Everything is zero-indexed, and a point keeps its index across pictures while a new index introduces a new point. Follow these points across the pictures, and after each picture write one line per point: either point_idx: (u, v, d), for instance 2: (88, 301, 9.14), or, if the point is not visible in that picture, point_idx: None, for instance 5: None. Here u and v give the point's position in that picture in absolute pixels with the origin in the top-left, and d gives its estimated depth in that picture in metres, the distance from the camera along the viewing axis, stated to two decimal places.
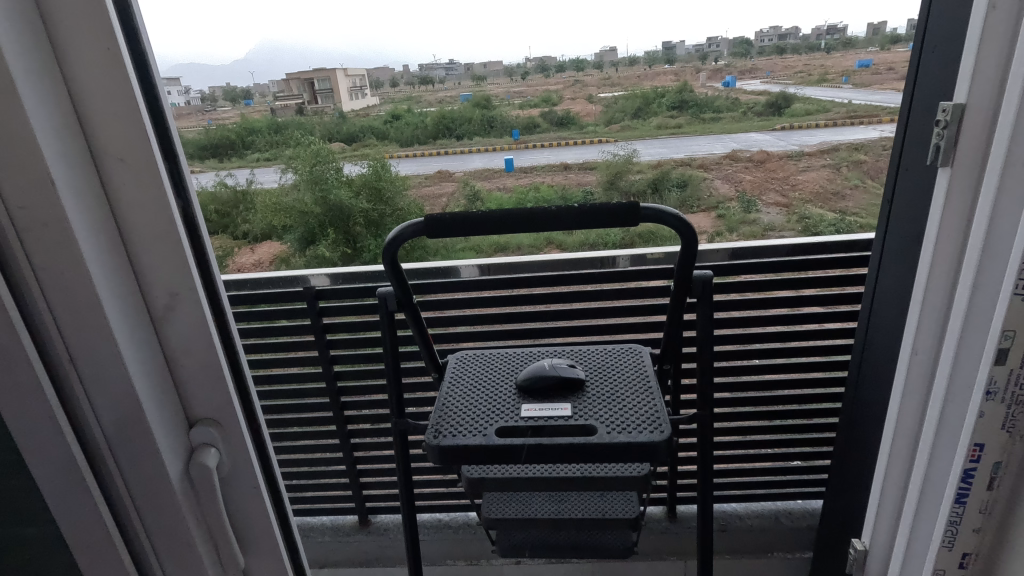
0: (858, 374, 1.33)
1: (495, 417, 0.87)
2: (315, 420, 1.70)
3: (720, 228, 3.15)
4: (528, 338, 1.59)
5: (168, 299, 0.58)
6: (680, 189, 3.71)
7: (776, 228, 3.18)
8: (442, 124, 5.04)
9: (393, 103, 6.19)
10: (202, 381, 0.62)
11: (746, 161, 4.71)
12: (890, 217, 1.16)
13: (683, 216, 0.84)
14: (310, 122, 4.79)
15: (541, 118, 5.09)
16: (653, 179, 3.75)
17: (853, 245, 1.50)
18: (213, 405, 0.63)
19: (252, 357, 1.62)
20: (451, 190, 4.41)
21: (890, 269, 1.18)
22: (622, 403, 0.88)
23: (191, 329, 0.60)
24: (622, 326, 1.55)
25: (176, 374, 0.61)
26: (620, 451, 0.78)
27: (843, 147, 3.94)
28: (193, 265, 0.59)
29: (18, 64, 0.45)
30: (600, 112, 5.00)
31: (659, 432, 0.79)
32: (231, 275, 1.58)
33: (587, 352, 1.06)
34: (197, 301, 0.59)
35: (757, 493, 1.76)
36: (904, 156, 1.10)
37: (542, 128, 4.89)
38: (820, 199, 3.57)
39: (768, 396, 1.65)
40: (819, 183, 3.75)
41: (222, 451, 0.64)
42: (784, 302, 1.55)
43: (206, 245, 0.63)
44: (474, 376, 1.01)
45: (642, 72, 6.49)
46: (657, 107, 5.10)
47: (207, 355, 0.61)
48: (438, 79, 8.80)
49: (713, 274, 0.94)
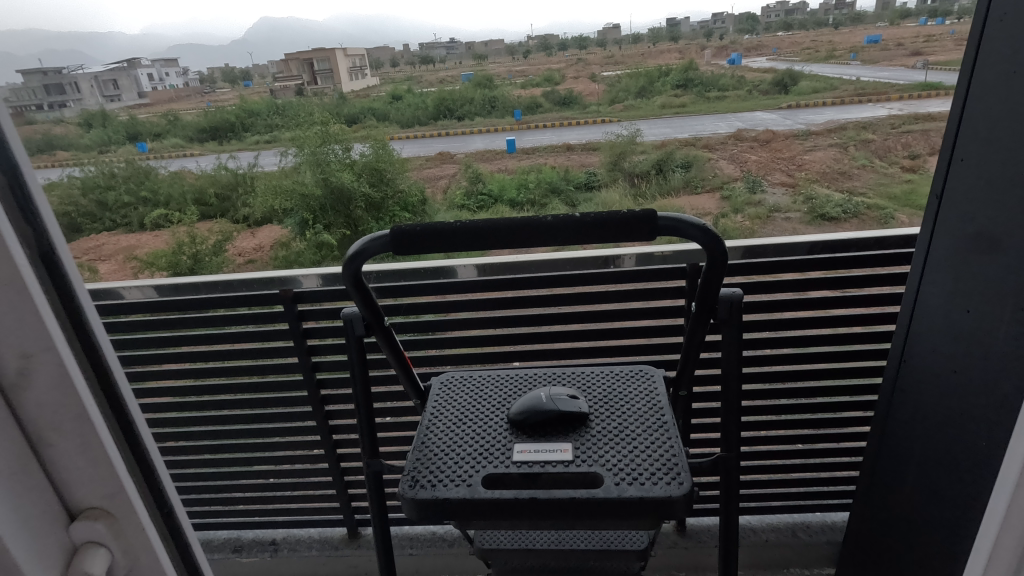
0: (892, 394, 1.24)
1: (485, 460, 0.83)
2: (299, 430, 1.66)
3: (726, 210, 3.12)
4: (517, 343, 1.54)
5: (13, 357, 0.42)
6: (683, 170, 3.68)
7: (782, 209, 3.14)
8: (443, 104, 4.99)
9: (393, 83, 6.19)
10: (79, 465, 0.46)
11: (751, 142, 4.44)
12: (938, 218, 1.09)
13: (707, 226, 0.78)
14: (310, 103, 4.80)
15: (543, 99, 5.07)
16: (657, 159, 3.73)
17: (856, 246, 1.44)
18: (96, 494, 0.47)
19: (234, 365, 1.59)
20: (453, 172, 4.40)
21: (936, 278, 1.11)
22: (633, 447, 0.83)
23: (51, 392, 0.44)
24: (613, 331, 1.51)
25: (39, 456, 0.45)
26: (629, 505, 0.73)
27: (851, 129, 3.90)
28: (41, 307, 0.43)
29: None
30: (602, 91, 4.95)
31: (675, 485, 0.75)
32: (211, 275, 1.52)
33: (597, 381, 1.01)
34: (55, 352, 0.43)
35: (773, 505, 1.73)
36: (957, 150, 1.04)
37: (543, 109, 4.85)
38: (827, 179, 3.49)
39: (781, 402, 1.61)
40: (826, 163, 3.68)
41: (111, 552, 0.48)
42: (788, 305, 1.51)
43: (75, 282, 0.47)
44: (476, 404, 0.98)
45: (646, 49, 6.45)
46: (661, 85, 5.08)
47: (76, 424, 0.45)
48: (439, 58, 8.96)
49: (745, 295, 0.87)
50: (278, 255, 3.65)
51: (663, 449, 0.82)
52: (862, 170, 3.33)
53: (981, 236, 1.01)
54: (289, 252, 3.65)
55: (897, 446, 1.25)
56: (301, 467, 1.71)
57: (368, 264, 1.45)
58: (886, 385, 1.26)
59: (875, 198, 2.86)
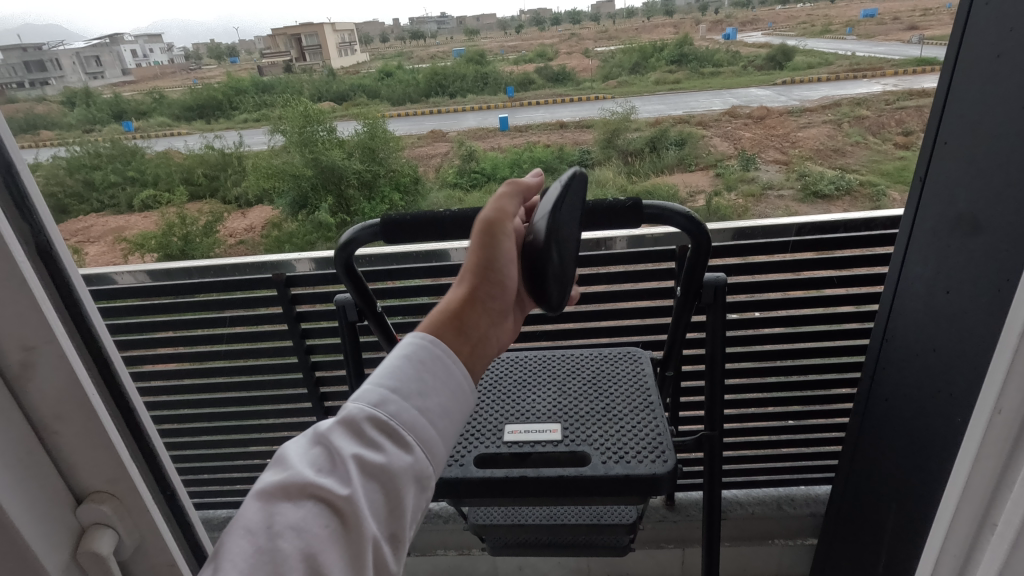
0: (877, 362, 1.68)
1: (485, 438, 1.41)
2: (285, 378, 2.32)
3: (718, 188, 3.26)
4: (541, 318, 2.16)
5: (25, 355, 0.75)
6: (677, 149, 3.65)
7: (774, 186, 3.24)
8: None
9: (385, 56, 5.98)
10: (90, 452, 0.83)
11: (746, 118, 4.05)
12: (920, 205, 1.44)
13: (688, 215, 1.26)
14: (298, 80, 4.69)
15: (535, 73, 4.24)
16: (650, 136, 3.68)
17: (798, 245, 2.02)
18: (110, 478, 0.86)
19: (236, 344, 2.27)
20: (446, 150, 3.95)
21: (893, 326, 1.59)
22: (619, 399, 1.53)
23: (56, 379, 0.78)
24: (633, 294, 2.10)
25: (42, 411, 0.79)
26: (613, 478, 1.27)
27: (846, 104, 3.58)
28: (57, 328, 0.77)
29: (32, 298, 0.75)
30: (596, 66, 4.16)
31: (655, 463, 1.28)
32: (211, 261, 2.17)
33: (603, 354, 1.71)
34: (51, 348, 0.77)
35: (760, 478, 2.40)
36: (942, 132, 1.35)
37: (536, 86, 4.09)
38: (822, 156, 3.42)
39: (782, 380, 2.24)
40: (821, 139, 3.58)
41: (114, 522, 0.87)
42: (786, 283, 2.08)
43: (79, 302, 0.86)
44: (535, 373, 1.66)
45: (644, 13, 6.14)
46: (657, 61, 4.10)
47: (70, 389, 0.79)
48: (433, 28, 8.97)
49: (726, 280, 1.39)
50: (269, 236, 3.62)
51: (648, 415, 1.45)
52: (856, 147, 3.31)
53: (963, 219, 1.32)
54: (279, 232, 3.61)
55: (877, 412, 1.70)
56: (309, 397, 2.34)
57: (338, 265, 1.33)
58: (863, 393, 1.76)
59: (869, 175, 2.87)
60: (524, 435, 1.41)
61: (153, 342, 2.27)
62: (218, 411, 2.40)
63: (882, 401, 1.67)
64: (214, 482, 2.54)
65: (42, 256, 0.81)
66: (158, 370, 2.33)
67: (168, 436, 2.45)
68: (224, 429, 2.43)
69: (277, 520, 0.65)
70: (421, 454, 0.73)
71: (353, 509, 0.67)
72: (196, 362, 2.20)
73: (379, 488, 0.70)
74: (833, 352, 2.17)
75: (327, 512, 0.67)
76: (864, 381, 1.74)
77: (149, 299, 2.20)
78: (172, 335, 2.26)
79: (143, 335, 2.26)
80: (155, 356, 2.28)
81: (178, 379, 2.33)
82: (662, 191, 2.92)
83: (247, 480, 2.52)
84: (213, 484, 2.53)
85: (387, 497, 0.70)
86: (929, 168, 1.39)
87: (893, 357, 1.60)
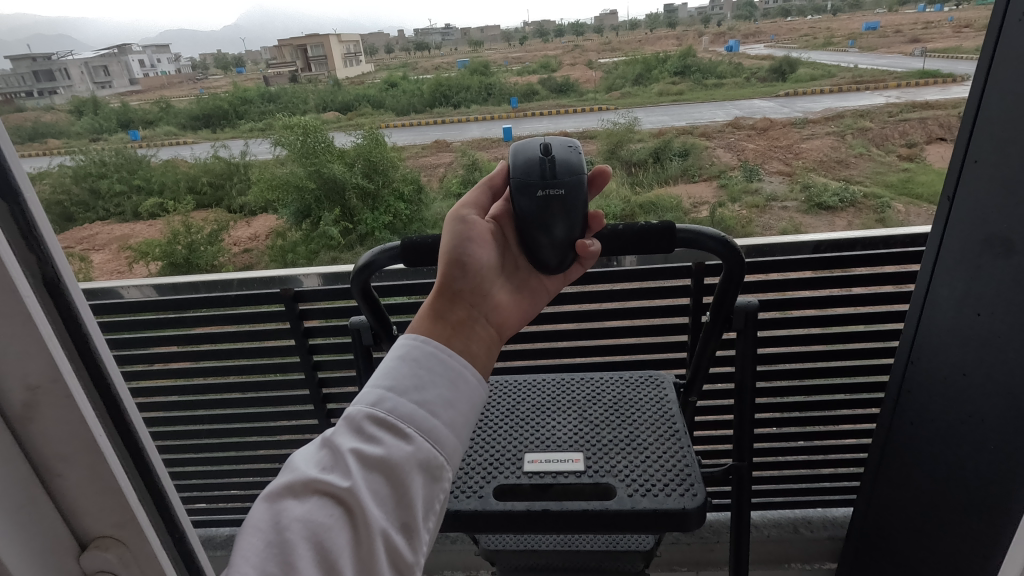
0: (901, 384, 1.64)
1: (506, 467, 1.40)
2: (291, 393, 2.31)
3: (722, 201, 3.25)
4: (551, 334, 2.17)
5: (30, 396, 0.66)
6: (680, 159, 3.61)
7: (779, 199, 3.24)
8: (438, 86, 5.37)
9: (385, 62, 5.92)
10: (96, 498, 0.72)
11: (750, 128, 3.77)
12: (949, 225, 1.43)
13: (727, 243, 1.28)
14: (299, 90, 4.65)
15: (539, 84, 3.99)
16: (653, 146, 3.56)
17: (809, 263, 2.01)
18: (115, 524, 0.74)
19: (244, 358, 2.27)
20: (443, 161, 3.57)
21: (920, 353, 1.57)
22: (643, 424, 1.52)
23: (62, 426, 0.68)
24: (644, 311, 2.09)
25: (48, 454, 0.68)
26: (640, 511, 1.25)
27: (849, 115, 3.51)
28: (65, 368, 0.67)
29: (39, 334, 0.65)
30: (601, 78, 3.86)
31: (686, 497, 1.26)
32: (221, 277, 2.18)
33: (625, 377, 1.71)
34: (60, 388, 0.67)
35: (774, 502, 2.39)
36: (971, 152, 1.34)
37: (540, 97, 3.78)
38: (825, 167, 3.38)
39: (795, 402, 2.22)
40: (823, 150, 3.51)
41: (119, 571, 0.75)
42: (798, 303, 2.07)
43: (99, 344, 0.73)
44: (555, 398, 1.65)
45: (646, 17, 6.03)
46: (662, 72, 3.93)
47: (80, 431, 0.69)
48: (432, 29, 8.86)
49: (758, 305, 1.38)
50: (273, 246, 3.63)
51: (676, 444, 1.43)
52: (859, 158, 3.32)
53: (994, 240, 1.32)
54: (284, 243, 3.62)
55: (901, 438, 1.67)
56: (315, 414, 2.32)
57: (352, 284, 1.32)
58: (885, 419, 1.73)
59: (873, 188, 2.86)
60: (545, 466, 1.39)
61: (160, 356, 2.26)
62: (224, 426, 2.39)
63: (905, 429, 1.65)
64: (219, 499, 2.52)
65: (52, 290, 0.68)
66: (166, 385, 2.32)
67: (173, 452, 2.43)
68: (229, 444, 2.41)
69: (284, 514, 0.68)
70: (421, 442, 0.75)
71: (354, 498, 0.69)
72: (205, 377, 2.20)
73: (381, 477, 0.72)
74: (846, 374, 2.16)
75: (333, 502, 0.70)
76: (886, 406, 1.71)
77: (156, 314, 2.20)
78: (177, 349, 2.25)
79: (150, 349, 2.26)
80: (164, 370, 2.29)
81: (186, 393, 2.33)
82: (665, 203, 2.95)
83: (251, 498, 2.50)
84: (218, 499, 2.51)
85: (390, 486, 0.72)
86: (958, 188, 1.38)
87: (920, 379, 1.57)
